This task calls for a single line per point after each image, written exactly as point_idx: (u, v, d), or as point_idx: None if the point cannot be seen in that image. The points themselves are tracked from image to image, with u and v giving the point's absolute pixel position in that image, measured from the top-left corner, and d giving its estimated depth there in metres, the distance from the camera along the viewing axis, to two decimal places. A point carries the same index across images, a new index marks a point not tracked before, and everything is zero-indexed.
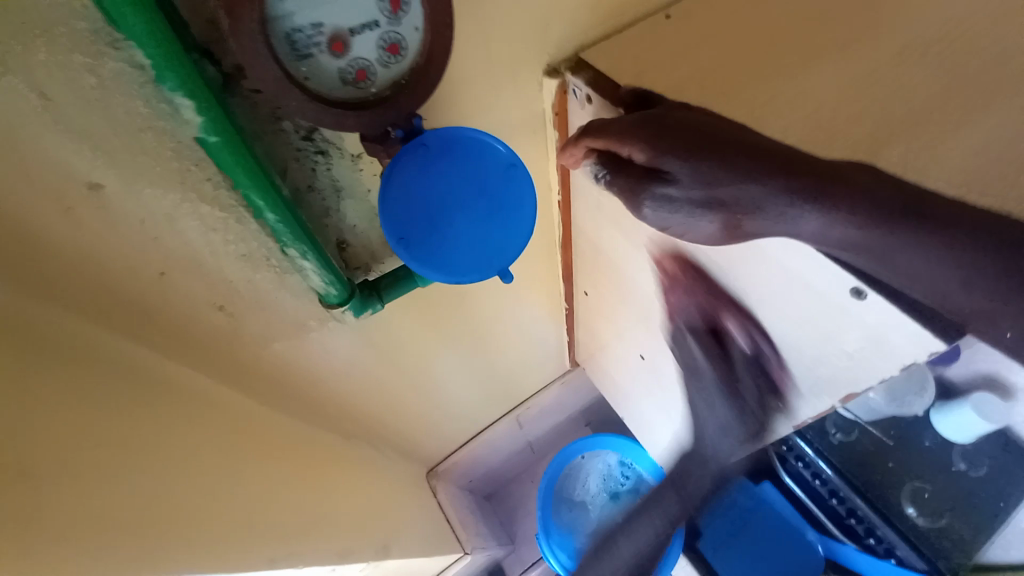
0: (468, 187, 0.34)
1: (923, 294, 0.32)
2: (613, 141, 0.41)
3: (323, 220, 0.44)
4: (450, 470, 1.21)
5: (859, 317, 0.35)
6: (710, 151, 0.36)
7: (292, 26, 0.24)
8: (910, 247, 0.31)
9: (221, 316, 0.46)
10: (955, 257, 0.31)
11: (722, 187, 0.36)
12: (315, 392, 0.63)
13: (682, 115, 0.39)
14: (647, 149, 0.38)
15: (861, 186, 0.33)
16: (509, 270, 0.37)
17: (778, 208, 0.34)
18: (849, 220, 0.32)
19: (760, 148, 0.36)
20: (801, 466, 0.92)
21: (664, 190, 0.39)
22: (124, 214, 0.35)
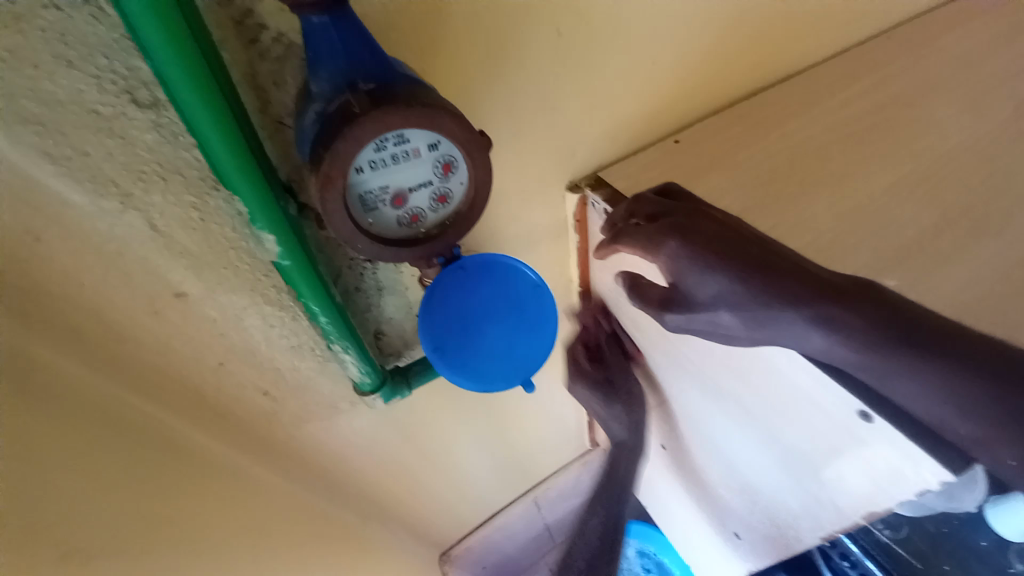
0: (498, 303, 0.38)
1: (921, 413, 0.34)
2: (641, 248, 0.43)
3: (365, 314, 0.49)
4: (462, 554, 1.17)
5: (872, 439, 0.36)
6: (723, 266, 0.39)
7: (365, 189, 0.30)
8: (908, 372, 0.33)
9: (265, 402, 0.50)
10: (946, 384, 0.32)
11: (744, 305, 0.38)
12: (341, 473, 0.66)
13: (693, 224, 0.41)
14: (666, 262, 0.41)
15: (860, 308, 0.35)
16: (532, 379, 0.40)
17: (788, 326, 0.36)
18: (851, 339, 0.34)
19: (765, 267, 0.39)
20: (848, 565, 0.94)
21: (687, 302, 0.40)
22: (199, 315, 0.40)
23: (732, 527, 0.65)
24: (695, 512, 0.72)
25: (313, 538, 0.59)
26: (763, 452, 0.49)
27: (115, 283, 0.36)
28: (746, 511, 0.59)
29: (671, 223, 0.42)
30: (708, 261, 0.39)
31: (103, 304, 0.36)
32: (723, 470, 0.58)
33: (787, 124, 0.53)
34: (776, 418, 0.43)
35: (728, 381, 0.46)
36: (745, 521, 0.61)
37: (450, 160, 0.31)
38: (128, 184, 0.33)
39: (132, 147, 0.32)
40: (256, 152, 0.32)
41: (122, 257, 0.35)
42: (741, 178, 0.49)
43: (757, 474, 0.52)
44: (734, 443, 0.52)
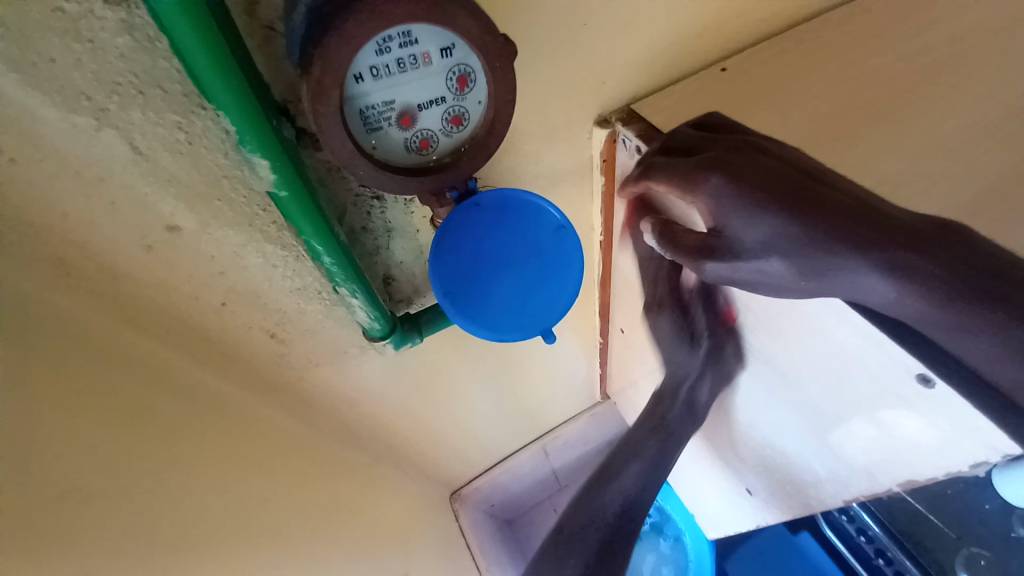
0: (515, 247, 0.34)
1: (989, 375, 0.31)
2: (676, 185, 0.39)
3: (373, 257, 0.46)
4: (471, 494, 1.21)
5: (927, 405, 0.33)
6: (776, 206, 0.35)
7: (366, 104, 0.26)
8: (984, 333, 0.30)
9: (271, 345, 0.48)
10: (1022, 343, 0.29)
11: (796, 251, 0.34)
12: (352, 415, 0.66)
13: (740, 158, 0.37)
14: (710, 203, 0.37)
15: (938, 257, 0.31)
16: (553, 329, 0.38)
17: (846, 274, 0.33)
18: (926, 293, 0.31)
19: (826, 205, 0.34)
20: (845, 519, 0.95)
21: (729, 246, 0.37)
22: (195, 251, 0.38)
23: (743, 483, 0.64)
24: (704, 467, 0.71)
25: (325, 478, 0.60)
26: (791, 416, 0.46)
27: (100, 212, 0.33)
28: (762, 471, 0.58)
29: (717, 154, 0.38)
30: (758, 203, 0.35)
31: (89, 235, 0.33)
32: (744, 431, 0.56)
33: (854, 50, 0.46)
34: (814, 378, 0.40)
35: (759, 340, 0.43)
36: (759, 480, 0.60)
37: (466, 73, 0.26)
38: (103, 98, 0.29)
39: (100, 52, 0.28)
40: (243, 62, 0.28)
41: (106, 182, 0.32)
42: (796, 113, 0.43)
43: (780, 434, 0.50)
44: (759, 406, 0.50)
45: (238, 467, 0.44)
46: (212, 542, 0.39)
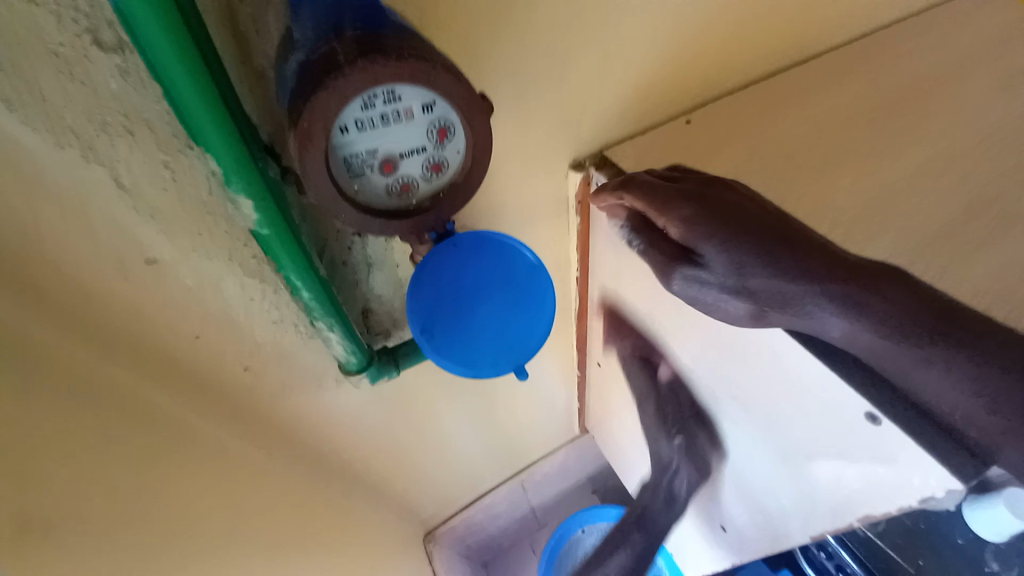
0: (492, 286, 0.36)
1: (937, 405, 0.33)
2: (653, 209, 0.40)
3: (352, 290, 0.47)
4: (448, 532, 1.17)
5: (875, 441, 0.35)
6: (745, 241, 0.37)
7: (350, 152, 0.27)
8: (930, 364, 0.32)
9: (245, 375, 0.48)
10: (968, 379, 0.31)
11: (758, 280, 0.36)
12: (326, 448, 0.65)
13: (713, 193, 0.40)
14: (683, 228, 0.39)
15: (890, 300, 0.34)
16: (525, 366, 0.38)
17: (803, 307, 0.35)
18: (875, 326, 0.33)
19: (788, 242, 0.37)
20: (824, 556, 0.97)
21: (699, 271, 0.39)
22: (172, 282, 0.38)
23: (716, 518, 0.65)
24: (683, 503, 0.71)
25: (295, 513, 0.57)
26: (761, 448, 0.48)
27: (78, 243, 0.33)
28: (736, 505, 0.59)
29: (689, 189, 0.40)
30: (720, 238, 0.38)
31: (64, 264, 0.33)
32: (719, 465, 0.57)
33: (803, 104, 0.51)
34: (775, 411, 0.42)
35: (729, 372, 0.45)
36: (734, 516, 0.60)
37: (444, 125, 0.28)
38: (91, 135, 0.30)
39: (95, 93, 0.29)
40: (232, 107, 0.30)
41: (87, 214, 0.32)
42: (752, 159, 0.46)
43: (749, 465, 0.52)
44: (733, 439, 0.51)
45: (206, 498, 0.43)
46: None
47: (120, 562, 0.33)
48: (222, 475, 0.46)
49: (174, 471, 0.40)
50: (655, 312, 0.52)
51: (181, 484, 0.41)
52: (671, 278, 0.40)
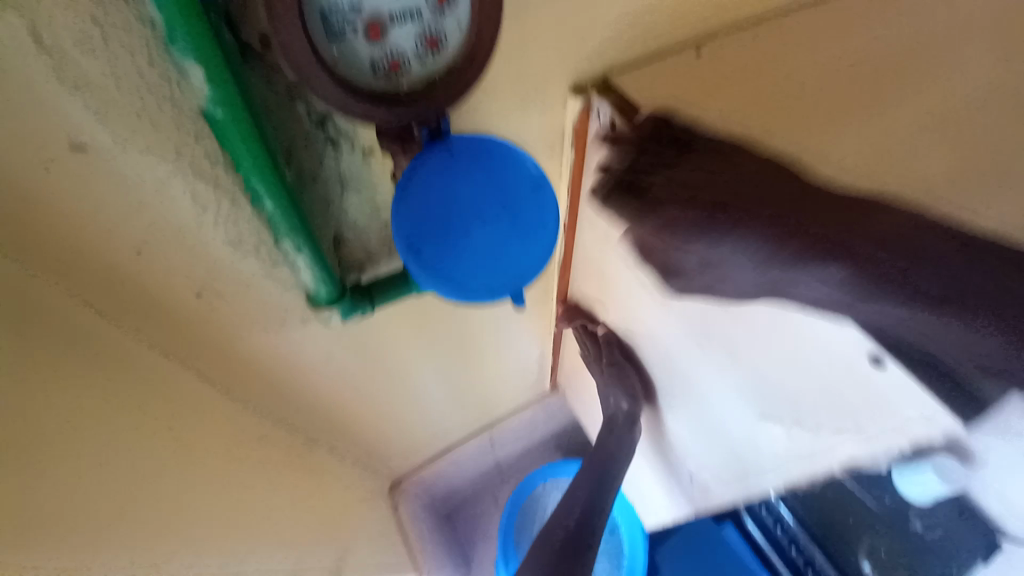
0: (491, 201, 0.32)
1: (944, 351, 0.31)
2: (652, 208, 0.41)
3: (324, 212, 0.42)
4: (415, 483, 1.17)
5: (879, 385, 0.36)
6: (746, 223, 0.35)
7: (330, 6, 0.26)
8: (951, 318, 0.29)
9: (198, 303, 0.43)
10: (989, 335, 0.29)
11: (773, 284, 0.37)
12: (291, 393, 0.61)
13: (714, 169, 0.38)
14: (683, 215, 0.39)
15: (896, 249, 0.31)
16: (523, 293, 0.34)
17: (823, 305, 0.35)
18: (907, 299, 0.30)
19: (782, 211, 0.34)
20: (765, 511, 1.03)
21: (716, 275, 0.40)
22: (106, 178, 0.32)
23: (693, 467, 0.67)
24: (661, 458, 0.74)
25: (246, 456, 0.54)
26: (744, 399, 0.50)
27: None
28: (712, 454, 0.61)
29: (683, 169, 0.39)
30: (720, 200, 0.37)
31: None
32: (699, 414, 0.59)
33: None
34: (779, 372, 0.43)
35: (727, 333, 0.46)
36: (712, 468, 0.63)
37: None
38: None
39: None
40: None
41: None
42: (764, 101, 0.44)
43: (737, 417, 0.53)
44: (717, 396, 0.54)
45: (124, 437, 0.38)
46: None
47: None
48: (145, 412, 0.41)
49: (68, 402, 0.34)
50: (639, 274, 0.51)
51: None
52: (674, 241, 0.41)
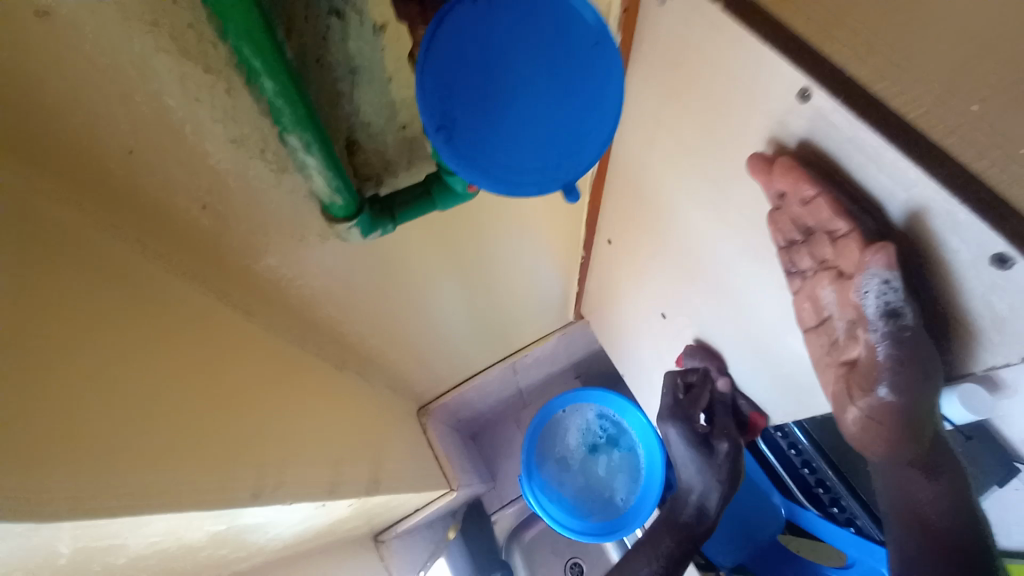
0: (547, 81, 0.31)
1: (908, 391, 0.36)
2: (850, 388, 0.41)
3: (334, 108, 0.37)
4: (439, 407, 1.17)
5: (980, 275, 0.29)
6: (857, 395, 0.40)
7: None
8: (906, 396, 0.36)
9: (204, 214, 0.41)
10: (903, 386, 0.35)
11: (872, 433, 0.40)
12: (315, 315, 0.62)
13: (821, 349, 0.44)
14: (858, 396, 0.40)
15: (886, 363, 0.35)
16: (575, 185, 0.35)
17: (885, 419, 0.38)
18: (898, 373, 0.35)
19: (842, 358, 0.41)
20: (780, 435, 1.01)
21: (868, 410, 0.39)
22: (81, 59, 0.28)
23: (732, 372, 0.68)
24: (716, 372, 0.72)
25: (270, 374, 0.52)
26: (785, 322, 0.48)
27: None
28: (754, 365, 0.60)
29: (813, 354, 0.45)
30: (820, 72, 0.31)
31: None
32: (741, 358, 0.63)
33: None
34: (827, 339, 0.42)
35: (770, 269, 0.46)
36: (757, 382, 0.63)
37: None
38: None
39: None
40: None
41: None
42: None
43: (774, 325, 0.50)
44: (784, 356, 0.52)
45: (146, 340, 0.36)
46: (150, 436, 0.33)
47: (60, 407, 0.27)
48: (153, 320, 0.38)
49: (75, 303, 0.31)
50: (703, 184, 0.49)
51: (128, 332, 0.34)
52: (874, 274, 0.33)
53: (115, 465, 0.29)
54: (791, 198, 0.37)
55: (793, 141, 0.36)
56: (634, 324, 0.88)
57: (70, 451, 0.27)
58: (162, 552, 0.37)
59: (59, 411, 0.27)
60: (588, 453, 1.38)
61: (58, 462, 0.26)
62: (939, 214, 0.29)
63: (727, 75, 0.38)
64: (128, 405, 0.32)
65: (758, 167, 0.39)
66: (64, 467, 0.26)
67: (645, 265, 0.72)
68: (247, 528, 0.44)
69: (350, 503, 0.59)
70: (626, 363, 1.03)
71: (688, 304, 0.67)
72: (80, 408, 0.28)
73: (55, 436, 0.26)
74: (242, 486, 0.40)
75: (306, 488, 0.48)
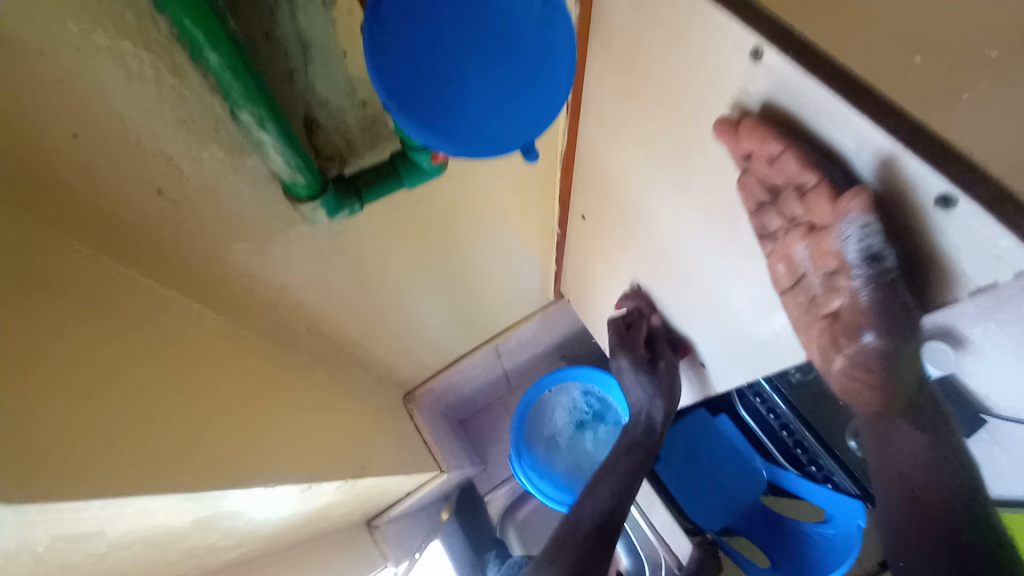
0: (498, 42, 0.31)
1: (893, 335, 0.35)
2: (835, 340, 0.40)
3: (287, 85, 0.36)
4: (425, 394, 1.17)
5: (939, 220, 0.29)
6: (843, 347, 0.40)
7: None
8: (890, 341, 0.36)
9: (163, 203, 0.40)
10: (888, 332, 0.35)
11: (862, 379, 0.40)
12: (289, 305, 0.61)
13: (801, 306, 0.43)
14: (845, 348, 0.39)
15: (869, 311, 0.35)
16: (533, 147, 0.35)
17: (874, 366, 0.38)
18: (884, 317, 0.35)
19: (824, 313, 0.40)
20: (758, 400, 1.03)
21: (857, 359, 0.39)
22: (10, 38, 0.27)
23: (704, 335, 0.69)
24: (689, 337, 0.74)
25: (246, 363, 0.52)
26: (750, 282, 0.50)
27: None
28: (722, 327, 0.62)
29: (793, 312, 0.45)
30: (769, 33, 0.31)
31: None
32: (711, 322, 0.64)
33: None
34: (806, 295, 0.42)
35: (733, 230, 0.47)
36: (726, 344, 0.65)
37: None
38: None
39: None
40: None
41: None
42: None
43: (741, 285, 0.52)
44: (760, 321, 0.53)
45: (111, 329, 0.35)
46: (120, 427, 0.32)
47: (19, 399, 0.26)
48: (117, 308, 0.38)
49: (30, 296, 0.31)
50: (667, 154, 0.49)
51: (88, 325, 0.33)
52: (854, 220, 0.31)
53: (79, 453, 0.29)
54: (757, 157, 0.36)
55: (753, 106, 0.36)
56: (612, 299, 0.89)
57: (32, 443, 0.26)
58: (147, 538, 0.37)
59: (20, 404, 0.26)
60: (576, 430, 1.41)
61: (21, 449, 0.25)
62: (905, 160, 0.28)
63: (682, 41, 0.38)
64: (91, 396, 0.31)
65: (724, 130, 0.38)
66: (28, 459, 0.26)
67: (619, 240, 0.72)
68: (233, 513, 0.44)
69: (337, 489, 0.60)
70: (606, 339, 1.05)
71: (660, 270, 0.68)
72: (42, 399, 0.28)
73: (16, 426, 0.26)
74: (224, 470, 0.40)
75: (288, 474, 0.48)
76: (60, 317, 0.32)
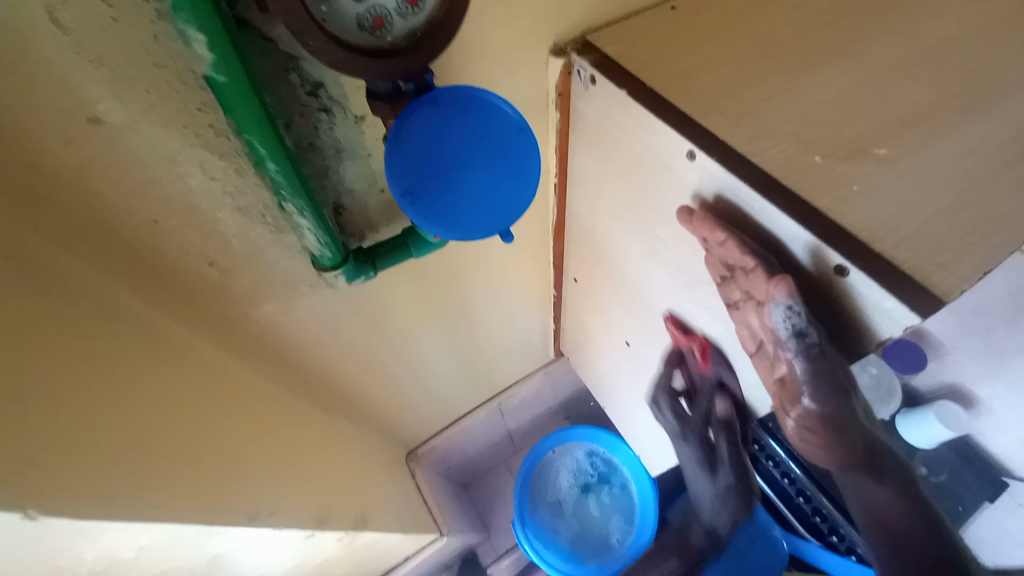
0: (478, 149, 0.40)
1: (828, 396, 0.39)
2: (782, 404, 0.43)
3: (323, 179, 0.45)
4: (428, 452, 1.19)
5: (848, 292, 0.35)
6: (790, 411, 0.42)
7: None
8: (827, 401, 0.39)
9: (212, 271, 0.48)
10: (822, 392, 0.39)
11: (813, 443, 0.42)
12: (306, 360, 0.67)
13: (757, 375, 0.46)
14: (790, 412, 0.42)
15: (806, 374, 0.39)
16: (510, 230, 0.43)
17: (818, 426, 0.40)
18: (817, 379, 0.39)
19: (771, 381, 0.44)
20: (772, 465, 0.96)
21: (803, 422, 0.41)
22: (121, 151, 0.36)
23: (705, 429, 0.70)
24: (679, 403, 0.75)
25: (266, 412, 0.57)
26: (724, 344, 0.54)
27: (29, 104, 0.31)
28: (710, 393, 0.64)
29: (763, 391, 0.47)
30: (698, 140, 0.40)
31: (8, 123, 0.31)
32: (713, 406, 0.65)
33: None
34: (758, 365, 0.45)
35: (704, 298, 0.52)
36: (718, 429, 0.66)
37: None
38: None
39: None
40: None
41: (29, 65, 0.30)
42: (729, 52, 0.46)
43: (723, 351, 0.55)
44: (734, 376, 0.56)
45: (160, 379, 0.42)
46: (162, 460, 0.38)
47: (86, 431, 0.32)
48: (166, 357, 0.44)
49: (104, 346, 0.38)
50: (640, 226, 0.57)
51: (142, 372, 0.40)
52: (780, 302, 0.38)
53: (130, 479, 0.34)
54: (712, 243, 0.43)
55: (710, 199, 0.43)
56: (606, 354, 0.94)
57: (93, 469, 0.32)
58: (172, 567, 0.42)
59: (86, 435, 0.32)
60: (581, 494, 1.39)
61: (86, 473, 0.31)
62: (823, 249, 0.35)
63: (640, 140, 0.48)
64: (142, 431, 0.37)
65: (684, 218, 0.46)
66: (88, 480, 0.31)
67: (608, 303, 0.80)
68: (245, 552, 0.48)
69: (340, 539, 0.62)
70: (604, 395, 1.08)
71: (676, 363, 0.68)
72: (103, 433, 0.33)
73: (81, 453, 0.31)
74: (242, 508, 0.44)
75: (296, 518, 0.52)
76: (121, 361, 0.38)
